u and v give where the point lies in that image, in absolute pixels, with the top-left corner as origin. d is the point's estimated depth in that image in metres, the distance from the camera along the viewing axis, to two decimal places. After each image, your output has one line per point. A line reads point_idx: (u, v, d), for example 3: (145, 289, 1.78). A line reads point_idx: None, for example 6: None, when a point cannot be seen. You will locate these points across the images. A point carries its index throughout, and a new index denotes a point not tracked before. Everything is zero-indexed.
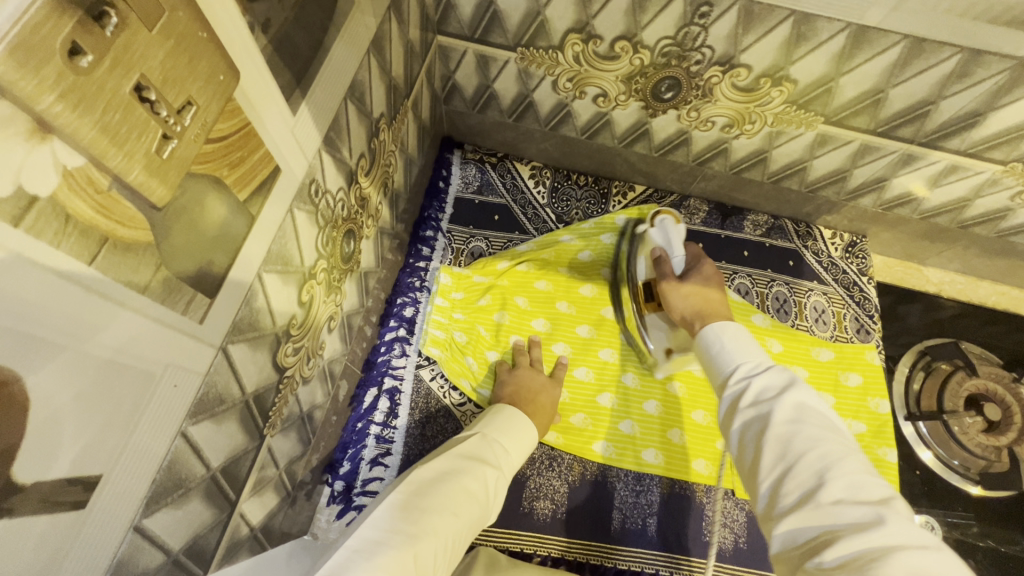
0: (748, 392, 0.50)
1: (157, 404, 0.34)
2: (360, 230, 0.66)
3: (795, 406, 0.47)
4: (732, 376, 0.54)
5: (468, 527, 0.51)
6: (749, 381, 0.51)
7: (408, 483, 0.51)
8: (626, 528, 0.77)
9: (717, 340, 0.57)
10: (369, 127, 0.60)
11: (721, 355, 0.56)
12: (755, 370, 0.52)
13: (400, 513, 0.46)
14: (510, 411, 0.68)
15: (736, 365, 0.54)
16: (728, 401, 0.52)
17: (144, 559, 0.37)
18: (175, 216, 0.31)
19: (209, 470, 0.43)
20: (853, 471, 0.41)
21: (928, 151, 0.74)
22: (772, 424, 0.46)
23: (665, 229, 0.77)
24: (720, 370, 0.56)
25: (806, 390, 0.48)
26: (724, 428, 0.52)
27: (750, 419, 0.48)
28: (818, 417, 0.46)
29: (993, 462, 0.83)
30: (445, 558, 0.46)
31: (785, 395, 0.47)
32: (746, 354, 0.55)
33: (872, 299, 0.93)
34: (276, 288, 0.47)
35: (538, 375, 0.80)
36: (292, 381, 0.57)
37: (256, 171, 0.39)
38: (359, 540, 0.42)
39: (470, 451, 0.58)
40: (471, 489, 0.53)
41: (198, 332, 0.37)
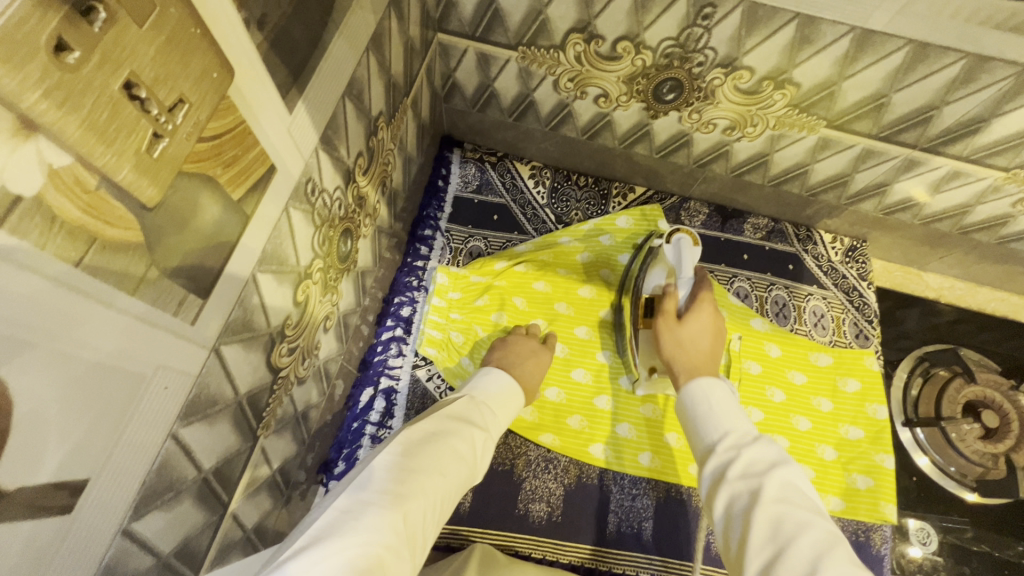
0: (737, 462, 0.51)
1: (146, 406, 0.33)
2: (357, 229, 0.65)
3: (785, 484, 0.47)
4: (718, 446, 0.54)
5: (457, 486, 0.51)
6: (737, 451, 0.52)
7: (395, 442, 0.50)
8: (622, 532, 0.77)
9: (705, 402, 0.59)
10: (368, 125, 0.59)
11: (708, 417, 0.58)
12: (743, 440, 0.53)
13: (388, 472, 0.46)
14: (496, 370, 0.69)
15: (723, 432, 0.55)
16: (712, 473, 0.52)
17: (133, 563, 0.37)
18: (165, 215, 0.31)
19: (201, 472, 0.43)
20: (843, 561, 0.40)
21: (930, 156, 0.74)
22: (762, 500, 0.46)
23: (678, 246, 0.74)
24: (706, 437, 0.56)
25: (794, 471, 0.48)
26: (708, 502, 0.51)
27: (737, 490, 0.48)
28: (807, 502, 0.46)
29: (991, 470, 0.82)
30: (434, 517, 0.47)
31: (774, 472, 0.48)
32: (733, 421, 0.56)
33: (872, 304, 0.93)
34: (271, 289, 0.46)
35: (531, 341, 0.79)
36: (287, 381, 0.56)
37: (251, 170, 0.38)
38: (350, 501, 0.43)
39: (457, 413, 0.58)
40: (458, 451, 0.53)
41: (190, 333, 0.36)
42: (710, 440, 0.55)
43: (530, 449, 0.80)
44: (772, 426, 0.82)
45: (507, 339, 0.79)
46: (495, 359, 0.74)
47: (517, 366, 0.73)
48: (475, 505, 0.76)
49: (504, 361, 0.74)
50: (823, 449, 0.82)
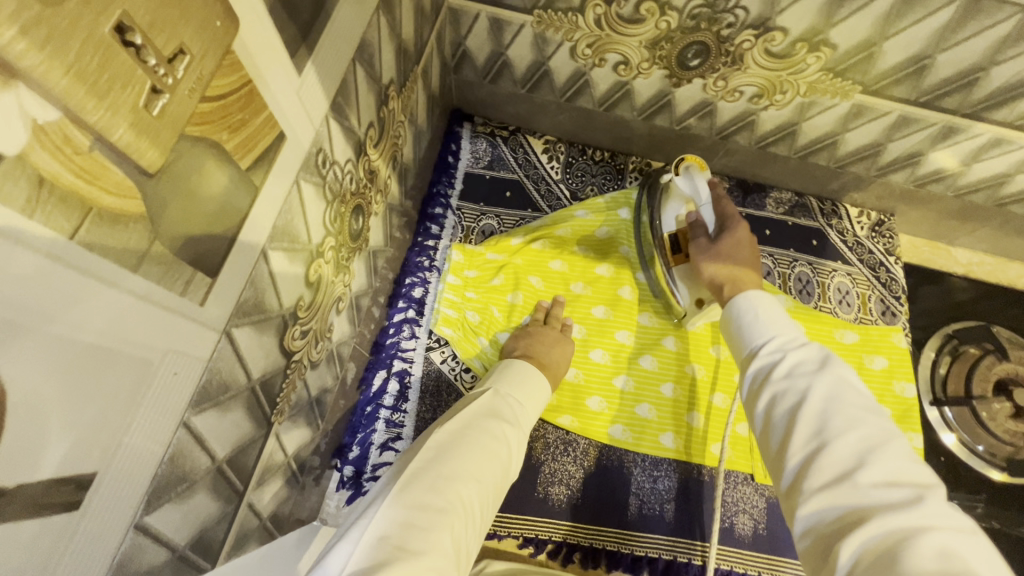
0: (781, 364, 0.48)
1: (156, 393, 0.31)
2: (369, 206, 0.62)
3: (836, 383, 0.44)
4: (761, 350, 0.51)
5: (493, 492, 0.49)
6: (784, 354, 0.49)
7: (422, 451, 0.47)
8: (643, 514, 0.76)
9: (751, 311, 0.55)
10: (378, 94, 0.56)
11: (752, 325, 0.54)
12: (789, 344, 0.50)
13: (422, 487, 0.43)
14: (523, 364, 0.67)
15: (769, 337, 0.52)
16: (754, 374, 0.50)
17: (148, 558, 0.35)
18: (171, 184, 0.28)
19: (215, 461, 0.41)
20: (897, 456, 0.39)
21: (971, 124, 0.70)
22: (810, 398, 0.44)
23: (691, 177, 0.74)
24: (747, 342, 0.54)
25: (843, 368, 0.46)
26: (750, 403, 0.49)
27: (780, 389, 0.46)
28: (856, 398, 0.44)
29: (1021, 448, 0.82)
30: (474, 528, 0.45)
31: (822, 373, 0.45)
32: (779, 326, 0.52)
33: (899, 280, 0.90)
34: (282, 268, 0.43)
35: (551, 331, 0.77)
36: (301, 365, 0.54)
37: (259, 137, 0.35)
38: (385, 526, 0.39)
39: (485, 410, 0.55)
40: (493, 449, 0.51)
41: (199, 314, 0.33)
42: (754, 344, 0.52)
43: (548, 432, 0.79)
44: None
45: (528, 328, 0.78)
46: (521, 348, 0.73)
47: (543, 355, 0.73)
48: None
49: (530, 348, 0.73)
50: None
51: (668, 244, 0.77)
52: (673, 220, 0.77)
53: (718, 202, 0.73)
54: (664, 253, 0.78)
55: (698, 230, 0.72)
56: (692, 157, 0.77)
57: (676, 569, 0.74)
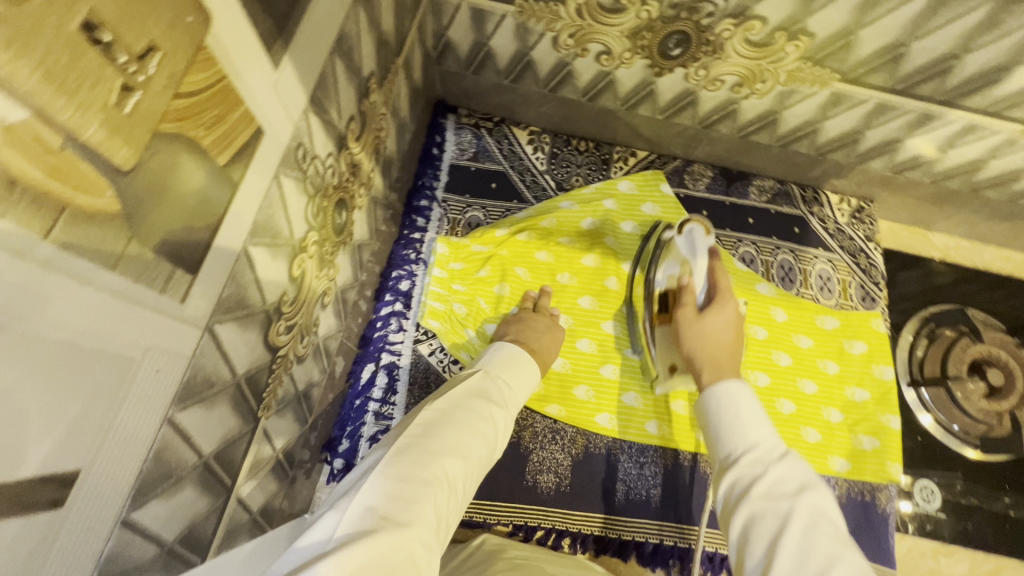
0: (761, 480, 0.48)
1: (138, 391, 0.31)
2: (352, 200, 0.62)
3: (815, 509, 0.45)
4: (740, 458, 0.52)
5: (478, 469, 0.50)
6: (762, 467, 0.50)
7: (410, 427, 0.48)
8: (630, 500, 0.77)
9: (733, 408, 0.56)
10: (359, 87, 0.55)
11: (733, 427, 0.55)
12: (768, 456, 0.51)
13: (409, 460, 0.44)
14: (507, 346, 0.68)
15: (749, 444, 0.53)
16: (730, 488, 0.50)
17: (136, 552, 0.35)
18: (147, 180, 0.28)
19: (202, 456, 0.41)
20: None
21: (947, 110, 0.71)
22: (790, 523, 0.44)
23: (692, 237, 0.76)
24: (725, 446, 0.54)
25: (822, 494, 0.46)
26: (727, 522, 0.49)
27: (760, 508, 0.46)
28: (835, 526, 0.44)
29: (994, 427, 0.84)
30: (459, 501, 0.46)
31: (802, 496, 0.46)
32: (758, 432, 0.53)
33: (879, 265, 0.92)
34: (265, 263, 0.43)
35: (542, 317, 0.78)
36: (287, 360, 0.54)
37: (236, 132, 0.35)
38: (372, 497, 0.39)
39: (474, 390, 0.56)
40: (481, 427, 0.52)
41: (180, 311, 0.33)
42: (732, 452, 0.53)
43: (536, 421, 0.79)
44: (777, 391, 0.82)
45: (519, 314, 0.78)
46: (512, 333, 0.74)
47: (533, 341, 0.73)
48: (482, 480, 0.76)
49: (521, 335, 0.74)
50: (829, 411, 0.82)
51: (657, 302, 0.80)
52: (666, 279, 0.80)
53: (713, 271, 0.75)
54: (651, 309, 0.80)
55: (686, 297, 0.74)
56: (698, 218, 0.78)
57: (662, 551, 0.76)
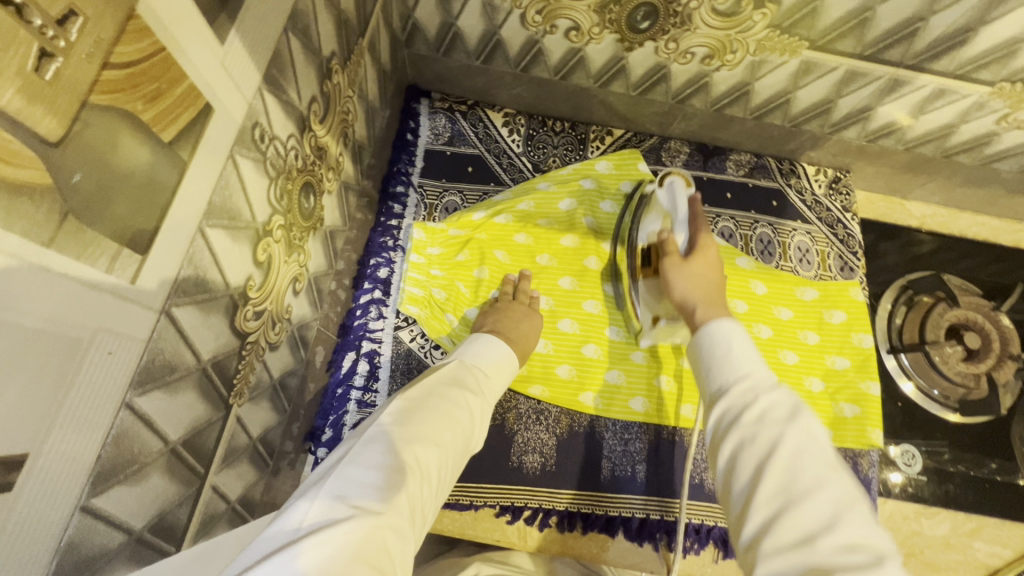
0: (750, 408, 0.47)
1: (90, 373, 0.31)
2: (320, 184, 0.61)
3: (806, 434, 0.44)
4: (730, 389, 0.50)
5: (454, 456, 0.49)
6: (752, 397, 0.48)
7: (382, 417, 0.48)
8: (616, 476, 0.78)
9: (725, 345, 0.54)
10: (319, 67, 0.54)
11: (723, 360, 0.53)
12: (760, 385, 0.49)
13: (381, 449, 0.44)
14: (488, 336, 0.68)
15: (741, 376, 0.50)
16: (719, 418, 0.49)
17: (98, 540, 0.35)
18: (81, 155, 0.27)
19: (169, 443, 0.40)
20: (863, 519, 0.38)
21: (916, 75, 0.71)
22: (778, 452, 0.43)
23: (672, 190, 0.74)
24: (714, 378, 0.52)
25: (812, 420, 0.45)
26: (713, 448, 0.48)
27: (749, 436, 0.45)
28: (823, 451, 0.43)
29: (973, 389, 0.85)
30: (434, 490, 0.46)
31: (793, 424, 0.44)
32: (750, 364, 0.51)
33: (856, 235, 0.92)
34: (225, 246, 0.43)
35: (520, 305, 0.78)
36: (257, 347, 0.53)
37: (183, 108, 0.34)
38: (343, 486, 0.39)
39: (448, 379, 0.56)
40: (455, 414, 0.51)
41: (131, 292, 0.33)
42: (722, 383, 0.51)
43: (520, 402, 0.79)
44: None
45: (496, 304, 0.78)
46: (490, 324, 0.73)
47: (510, 330, 0.73)
48: (467, 462, 0.76)
49: (498, 325, 0.73)
50: (811, 380, 0.83)
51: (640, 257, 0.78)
52: (649, 233, 0.77)
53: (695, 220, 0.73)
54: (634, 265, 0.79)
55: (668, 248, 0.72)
56: (678, 171, 0.76)
57: (649, 526, 0.76)
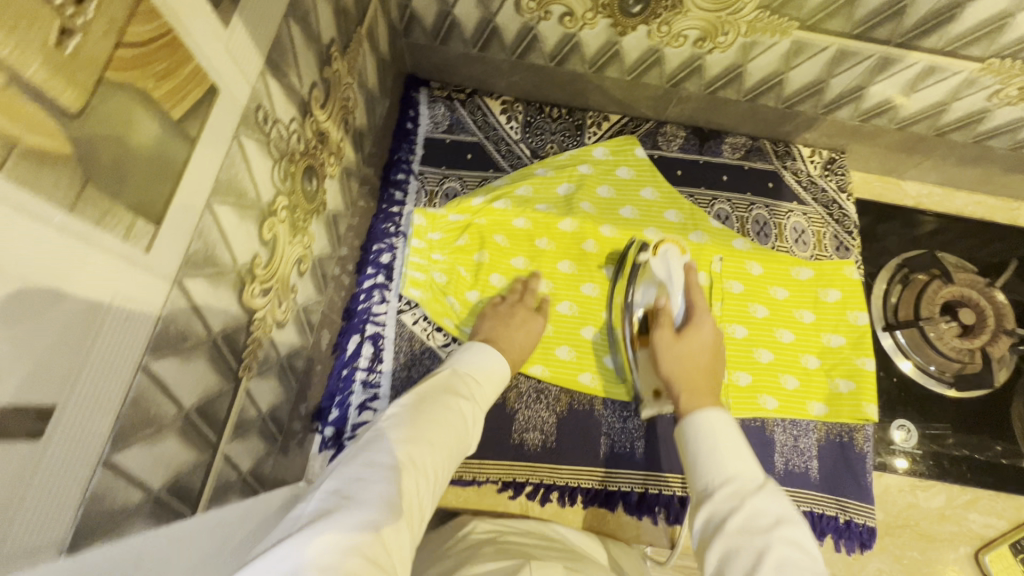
0: (737, 512, 0.48)
1: (110, 335, 0.33)
2: (322, 168, 0.63)
3: (791, 543, 0.45)
4: (717, 491, 0.51)
5: (448, 457, 0.52)
6: (740, 500, 0.49)
7: (378, 424, 0.52)
8: (615, 453, 0.80)
9: (710, 439, 0.55)
10: (319, 53, 0.56)
11: (708, 456, 0.54)
12: (747, 486, 0.50)
13: (373, 451, 0.47)
14: (481, 345, 0.70)
15: (727, 477, 0.51)
16: (707, 522, 0.49)
17: (121, 495, 0.37)
18: (99, 128, 0.29)
19: (183, 410, 0.43)
20: None
21: (906, 53, 0.72)
22: (764, 557, 0.43)
23: (666, 259, 0.79)
24: (701, 477, 0.53)
25: (797, 529, 0.46)
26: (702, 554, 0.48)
27: (734, 544, 0.45)
28: (808, 560, 0.44)
29: (968, 363, 0.86)
30: (429, 486, 0.48)
31: (778, 533, 0.45)
32: (735, 462, 0.52)
33: (851, 215, 0.93)
34: (232, 223, 0.45)
35: (518, 309, 0.79)
36: (265, 323, 0.55)
37: (191, 88, 0.36)
38: (339, 483, 0.43)
39: (442, 386, 0.59)
40: (447, 417, 0.54)
41: (146, 261, 0.35)
42: (708, 483, 0.52)
43: (521, 382, 0.81)
44: (755, 342, 0.84)
45: (497, 307, 0.79)
46: (485, 331, 0.75)
47: (504, 338, 0.74)
48: None
49: (492, 333, 0.75)
50: (807, 358, 0.84)
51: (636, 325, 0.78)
52: (645, 301, 0.79)
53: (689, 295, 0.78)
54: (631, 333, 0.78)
55: (664, 321, 0.75)
56: (670, 239, 0.81)
57: (649, 500, 0.78)
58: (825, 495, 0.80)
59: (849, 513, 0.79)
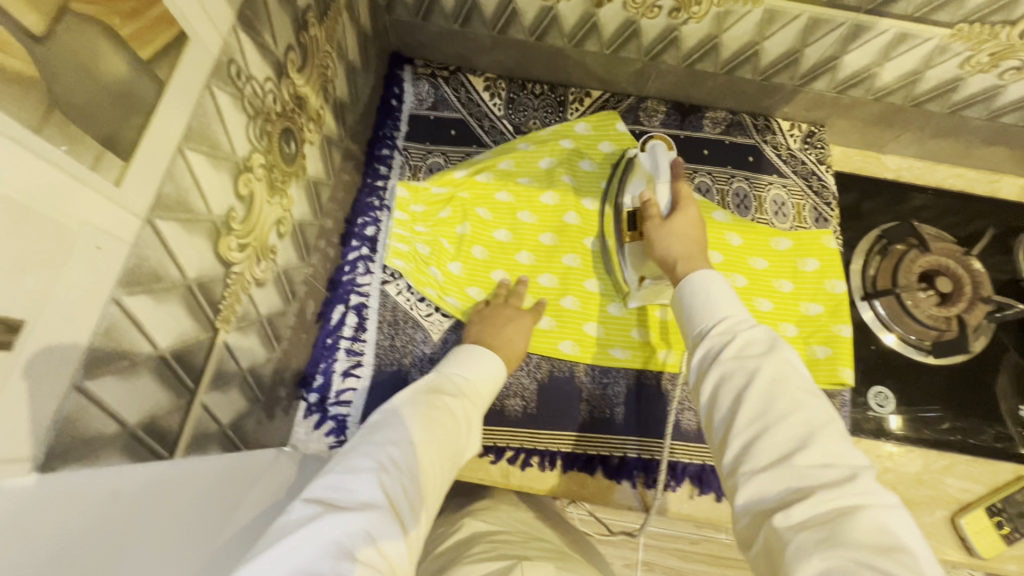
0: (732, 345, 0.53)
1: (79, 260, 0.34)
2: (301, 132, 0.65)
3: (784, 360, 0.51)
4: (710, 331, 0.56)
5: (436, 455, 0.54)
6: (734, 335, 0.54)
7: (364, 432, 0.55)
8: (595, 418, 0.81)
9: (705, 292, 0.60)
10: (295, 17, 0.58)
11: (704, 306, 0.59)
12: (740, 326, 0.55)
13: (356, 455, 0.51)
14: (478, 348, 0.71)
15: (721, 318, 0.57)
16: (703, 355, 0.55)
17: (94, 424, 0.39)
18: (64, 57, 0.31)
19: (157, 349, 0.45)
20: (833, 436, 0.46)
21: (876, 20, 0.73)
22: (759, 375, 0.50)
23: (655, 153, 0.80)
24: (698, 324, 0.58)
25: (786, 352, 0.52)
26: (697, 382, 0.54)
27: (730, 369, 0.51)
28: (797, 374, 0.50)
29: (945, 331, 0.86)
30: (417, 484, 0.51)
31: (771, 357, 0.51)
32: (729, 308, 0.58)
33: (830, 187, 0.95)
34: (206, 172, 0.46)
35: (507, 309, 0.80)
36: (243, 279, 0.57)
37: (159, 30, 0.38)
38: (324, 489, 0.48)
39: (427, 388, 0.62)
40: (432, 417, 0.57)
41: (115, 194, 0.36)
42: (704, 327, 0.57)
43: None
44: None
45: (485, 310, 0.81)
46: (473, 335, 0.76)
47: (491, 337, 0.75)
48: None
49: (481, 335, 0.76)
50: (785, 326, 0.86)
51: (626, 221, 0.80)
52: (635, 197, 0.81)
53: (676, 177, 0.77)
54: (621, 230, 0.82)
55: (653, 209, 0.74)
56: (661, 137, 0.82)
57: (628, 465, 0.79)
58: None
59: None
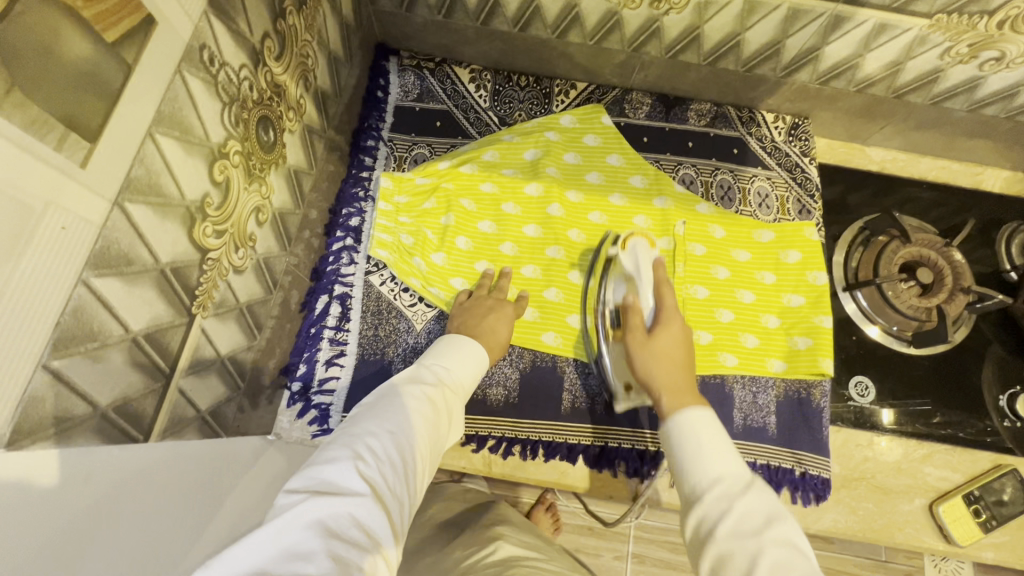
0: (727, 516, 0.47)
1: (45, 240, 0.35)
2: (280, 121, 0.65)
3: (782, 543, 0.44)
4: (705, 491, 0.51)
5: (419, 439, 0.55)
6: (729, 502, 0.49)
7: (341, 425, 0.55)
8: (576, 408, 0.82)
9: (695, 440, 0.54)
10: (270, 5, 0.58)
11: (695, 457, 0.53)
12: (734, 489, 0.50)
13: (337, 446, 0.50)
14: (452, 337, 0.72)
15: (714, 480, 0.51)
16: (697, 522, 0.49)
17: (63, 403, 0.39)
18: (23, 36, 0.31)
19: (130, 332, 0.45)
20: None
21: (856, 10, 0.73)
22: (758, 562, 0.43)
23: (636, 255, 0.78)
24: (689, 480, 0.53)
25: (788, 526, 0.46)
26: (695, 552, 0.48)
27: (727, 548, 0.45)
28: (801, 559, 0.44)
29: (925, 321, 0.86)
30: (400, 468, 0.50)
31: (769, 532, 0.45)
32: (723, 464, 0.52)
33: (814, 179, 0.95)
34: (178, 157, 0.47)
35: (488, 299, 0.80)
36: (220, 266, 0.57)
37: (125, 12, 0.38)
38: (306, 480, 0.46)
39: (406, 380, 0.62)
40: (411, 405, 0.57)
41: (81, 176, 0.37)
42: (697, 486, 0.52)
43: None
44: (716, 302, 0.86)
45: (466, 301, 0.81)
46: (455, 325, 0.76)
47: (474, 327, 0.76)
48: None
49: (465, 324, 0.76)
50: (767, 317, 0.86)
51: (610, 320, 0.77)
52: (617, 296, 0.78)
53: (658, 280, 0.76)
54: (603, 327, 0.77)
55: (636, 320, 0.71)
56: (639, 234, 0.81)
57: (610, 454, 0.80)
58: (782, 448, 0.82)
59: (805, 465, 0.81)
